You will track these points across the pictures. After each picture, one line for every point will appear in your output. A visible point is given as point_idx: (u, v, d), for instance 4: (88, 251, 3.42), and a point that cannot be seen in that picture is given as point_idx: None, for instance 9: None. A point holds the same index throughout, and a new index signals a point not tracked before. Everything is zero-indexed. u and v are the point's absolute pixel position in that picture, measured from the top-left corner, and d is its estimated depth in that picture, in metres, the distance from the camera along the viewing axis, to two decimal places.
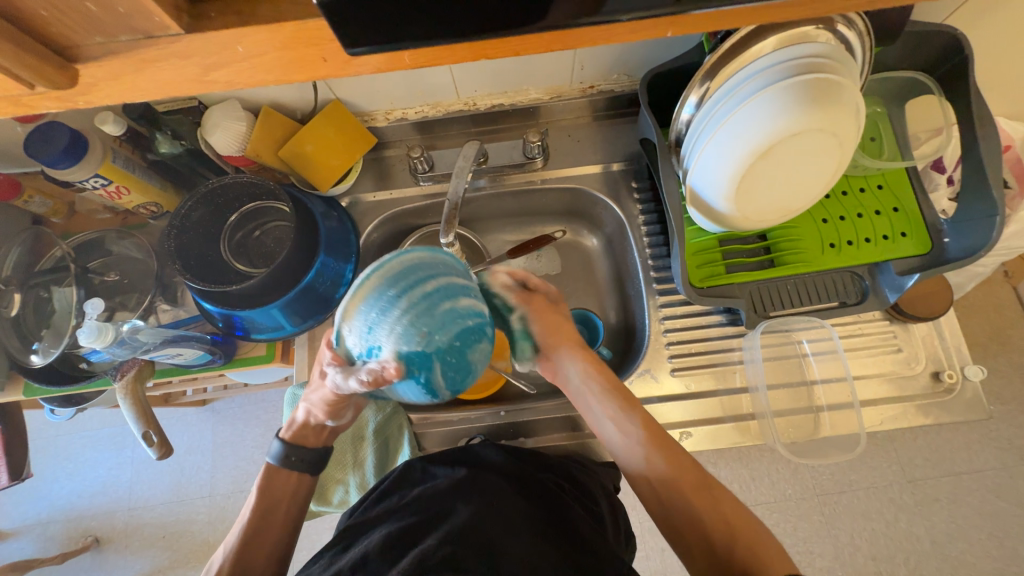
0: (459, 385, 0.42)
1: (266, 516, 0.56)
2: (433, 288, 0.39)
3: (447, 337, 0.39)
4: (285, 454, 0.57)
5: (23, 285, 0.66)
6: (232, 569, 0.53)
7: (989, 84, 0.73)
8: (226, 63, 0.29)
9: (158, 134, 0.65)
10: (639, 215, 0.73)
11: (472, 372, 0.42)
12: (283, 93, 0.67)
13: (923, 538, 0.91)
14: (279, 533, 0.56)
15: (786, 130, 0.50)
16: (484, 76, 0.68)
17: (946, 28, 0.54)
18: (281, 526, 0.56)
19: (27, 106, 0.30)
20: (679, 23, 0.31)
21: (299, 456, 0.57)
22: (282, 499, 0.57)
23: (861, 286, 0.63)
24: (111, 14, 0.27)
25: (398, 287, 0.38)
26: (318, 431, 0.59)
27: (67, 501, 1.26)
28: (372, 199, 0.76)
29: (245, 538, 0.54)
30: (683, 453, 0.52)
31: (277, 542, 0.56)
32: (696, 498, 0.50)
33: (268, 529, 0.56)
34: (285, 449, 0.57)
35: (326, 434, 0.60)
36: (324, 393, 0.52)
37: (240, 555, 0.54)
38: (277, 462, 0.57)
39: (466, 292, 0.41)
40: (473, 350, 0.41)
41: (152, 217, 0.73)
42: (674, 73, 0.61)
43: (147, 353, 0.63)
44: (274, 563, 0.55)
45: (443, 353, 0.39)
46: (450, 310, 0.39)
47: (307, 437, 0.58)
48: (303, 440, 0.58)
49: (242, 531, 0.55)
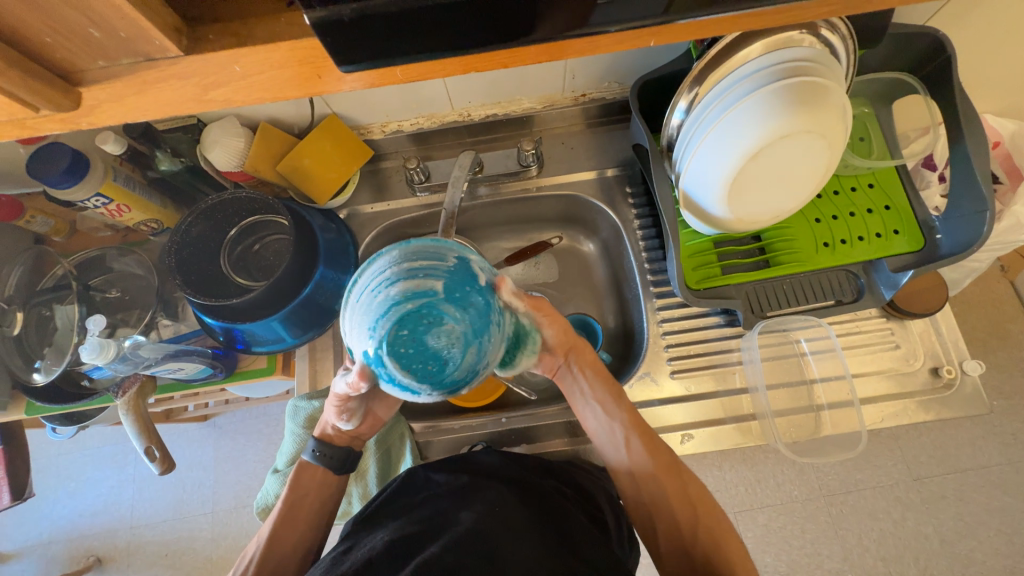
0: (436, 373, 0.42)
1: (292, 510, 0.56)
2: (377, 282, 0.43)
3: (389, 325, 0.41)
4: (315, 450, 0.57)
5: (26, 304, 0.67)
6: (261, 561, 0.54)
7: (974, 82, 0.74)
8: (224, 82, 0.30)
9: (158, 152, 0.66)
10: (634, 219, 0.74)
11: (446, 357, 0.42)
12: (280, 109, 0.68)
13: (931, 537, 0.90)
14: (306, 526, 0.56)
15: (759, 137, 0.52)
16: (478, 87, 0.69)
17: (928, 30, 0.56)
18: (307, 519, 0.57)
19: (31, 129, 0.31)
20: (663, 33, 0.32)
21: (330, 453, 0.57)
22: (308, 494, 0.57)
23: (856, 284, 0.64)
24: (113, 38, 0.28)
25: (354, 296, 0.44)
26: (342, 432, 0.59)
27: (70, 521, 1.25)
28: (369, 210, 0.77)
29: (274, 532, 0.55)
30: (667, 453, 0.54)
31: (305, 534, 0.56)
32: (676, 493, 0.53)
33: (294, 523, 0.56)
34: (314, 445, 0.57)
35: (352, 437, 0.60)
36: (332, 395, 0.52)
37: (269, 547, 0.54)
38: (309, 459, 0.57)
39: (408, 278, 0.42)
40: (431, 334, 0.41)
41: (153, 234, 0.74)
42: (663, 80, 0.63)
43: (148, 369, 0.64)
44: (301, 556, 0.56)
45: (393, 343, 0.41)
46: (390, 299, 0.41)
47: (334, 436, 0.58)
48: (330, 439, 0.58)
49: (271, 523, 0.55)
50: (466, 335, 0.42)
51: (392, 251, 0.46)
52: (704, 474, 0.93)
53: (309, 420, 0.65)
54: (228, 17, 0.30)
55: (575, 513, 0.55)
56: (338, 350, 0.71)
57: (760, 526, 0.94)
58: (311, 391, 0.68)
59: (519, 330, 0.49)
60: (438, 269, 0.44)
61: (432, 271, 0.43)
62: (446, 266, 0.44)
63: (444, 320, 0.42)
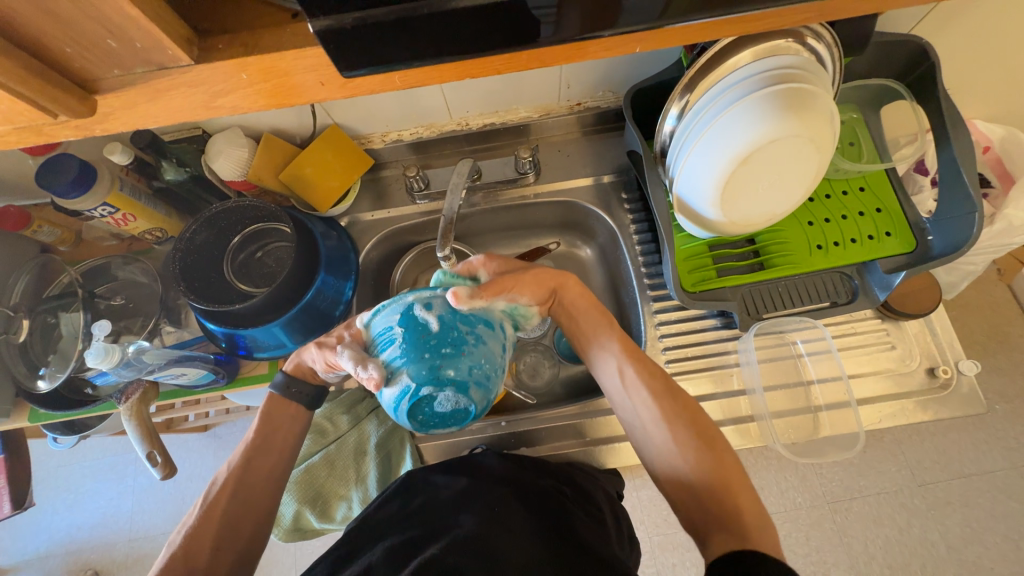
0: (468, 416, 0.43)
1: (267, 442, 0.55)
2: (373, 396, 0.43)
3: (410, 420, 0.42)
4: (285, 385, 0.57)
5: (32, 311, 0.68)
6: (232, 485, 0.52)
7: (960, 89, 0.76)
8: (231, 90, 0.32)
9: (164, 161, 0.68)
10: (631, 224, 0.75)
11: (465, 408, 0.42)
12: (283, 120, 0.70)
13: (937, 543, 0.90)
14: (279, 455, 0.55)
15: (739, 150, 0.53)
16: (476, 97, 0.71)
17: (912, 38, 0.57)
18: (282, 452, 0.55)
19: (47, 135, 0.32)
20: (652, 39, 0.33)
21: (300, 389, 0.57)
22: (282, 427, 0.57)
23: (850, 286, 0.65)
24: (128, 49, 0.29)
25: None
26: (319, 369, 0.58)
27: (68, 533, 1.24)
28: (370, 218, 0.78)
29: (245, 459, 0.53)
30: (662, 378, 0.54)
31: (277, 463, 0.55)
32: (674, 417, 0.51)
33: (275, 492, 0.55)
34: (287, 381, 0.56)
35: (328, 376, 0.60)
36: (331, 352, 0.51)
37: (242, 474, 0.53)
38: (277, 391, 0.56)
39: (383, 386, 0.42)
40: (436, 406, 0.42)
41: (157, 242, 0.75)
42: (656, 88, 0.64)
43: (151, 374, 0.64)
44: (273, 483, 0.54)
45: (423, 426, 0.43)
46: (392, 406, 0.42)
47: (307, 373, 0.58)
48: (305, 376, 0.58)
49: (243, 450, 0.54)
50: (462, 391, 0.41)
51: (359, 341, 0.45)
52: None
53: None
54: (236, 30, 0.32)
55: (574, 515, 0.55)
56: None
57: None
58: None
59: (489, 312, 0.46)
60: (395, 350, 0.41)
61: (394, 360, 0.41)
62: (398, 339, 0.41)
63: (435, 392, 0.40)
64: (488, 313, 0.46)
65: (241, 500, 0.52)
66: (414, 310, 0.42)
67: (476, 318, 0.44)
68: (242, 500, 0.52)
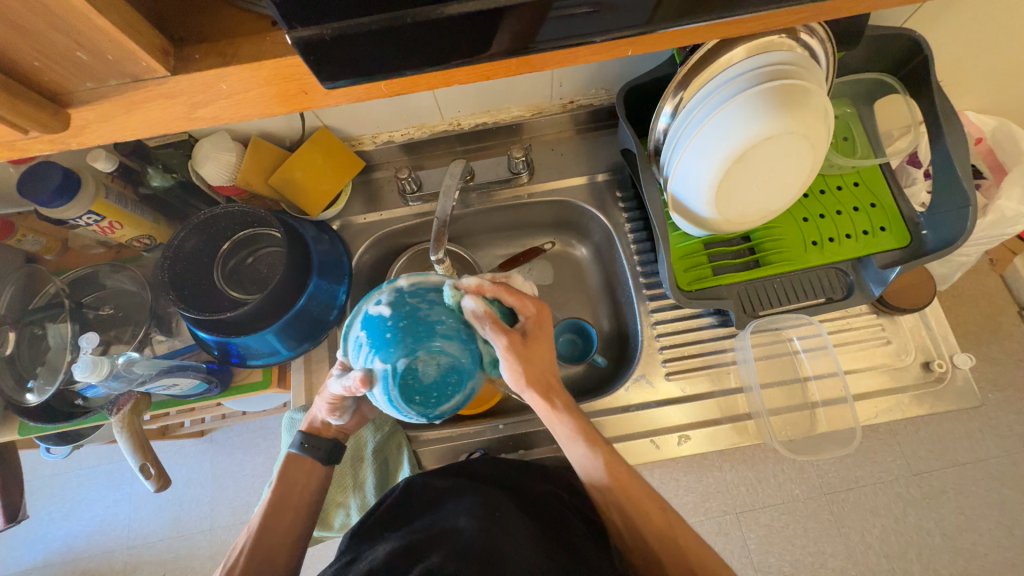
0: (459, 373, 0.48)
1: (285, 496, 0.56)
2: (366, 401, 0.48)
3: (410, 404, 0.47)
4: (301, 441, 0.58)
5: (18, 323, 0.67)
6: (249, 553, 0.53)
7: (953, 81, 0.75)
8: (211, 100, 0.31)
9: (150, 168, 0.67)
10: (625, 223, 0.74)
11: (446, 365, 0.47)
12: (271, 124, 0.69)
13: (933, 532, 0.91)
14: (294, 515, 0.56)
15: (729, 150, 0.53)
16: (467, 98, 0.70)
17: (906, 31, 0.57)
18: (297, 507, 0.56)
19: (21, 150, 0.31)
20: (642, 43, 0.33)
21: (314, 444, 0.58)
22: (298, 483, 0.58)
23: (846, 281, 0.65)
24: (101, 61, 0.28)
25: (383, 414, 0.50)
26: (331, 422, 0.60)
27: (65, 542, 1.23)
28: (362, 221, 0.77)
29: (262, 521, 0.55)
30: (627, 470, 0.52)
31: (293, 523, 0.56)
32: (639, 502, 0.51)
33: (283, 512, 0.56)
34: (302, 437, 0.58)
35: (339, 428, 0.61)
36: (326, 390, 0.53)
37: (259, 538, 0.54)
38: (295, 449, 0.58)
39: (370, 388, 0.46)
40: (423, 375, 0.46)
41: (146, 249, 0.74)
42: (649, 85, 0.64)
43: (143, 385, 0.63)
44: (292, 540, 0.56)
45: (429, 407, 0.47)
46: (390, 401, 0.46)
47: (319, 429, 0.60)
48: (319, 430, 0.59)
49: (260, 515, 0.55)
50: (436, 354, 0.46)
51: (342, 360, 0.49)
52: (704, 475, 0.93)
53: None
54: (215, 39, 0.31)
55: (572, 519, 0.55)
56: (334, 361, 0.71)
57: (763, 526, 0.94)
58: (307, 403, 0.68)
59: (440, 281, 0.51)
60: (365, 347, 0.47)
61: (367, 359, 0.46)
62: (363, 337, 0.47)
63: (411, 363, 0.46)
64: (435, 283, 0.50)
65: (259, 564, 0.53)
66: (370, 307, 0.48)
67: (426, 289, 0.49)
68: (259, 566, 0.53)
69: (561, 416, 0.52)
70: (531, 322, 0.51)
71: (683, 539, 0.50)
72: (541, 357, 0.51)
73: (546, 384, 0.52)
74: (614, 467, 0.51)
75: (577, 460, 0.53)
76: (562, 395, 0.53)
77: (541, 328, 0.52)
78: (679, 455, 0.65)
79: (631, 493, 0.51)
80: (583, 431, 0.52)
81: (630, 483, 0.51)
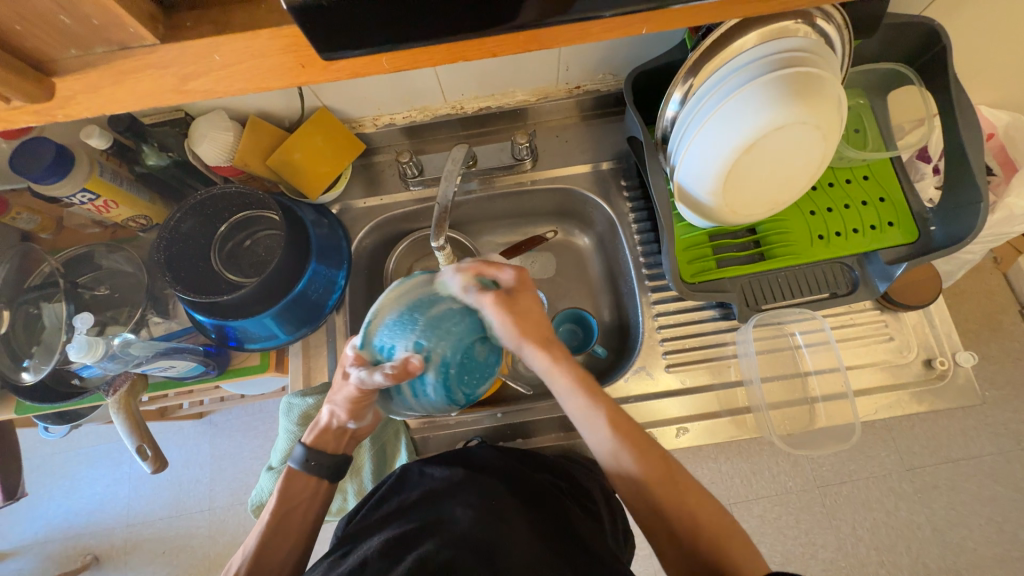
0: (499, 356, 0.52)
1: (285, 518, 0.55)
2: (414, 393, 0.49)
3: (460, 386, 0.49)
4: (305, 459, 0.57)
5: (12, 303, 0.66)
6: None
7: (970, 74, 0.73)
8: (204, 72, 0.30)
9: (145, 146, 0.65)
10: (629, 213, 0.73)
11: (491, 349, 0.51)
12: (269, 103, 0.67)
13: (923, 525, 0.91)
14: (295, 538, 0.56)
15: (738, 141, 0.52)
16: (471, 79, 0.69)
17: (924, 20, 0.55)
18: (298, 531, 0.56)
19: (5, 121, 0.30)
20: (656, 20, 0.31)
21: (319, 461, 0.57)
22: (300, 503, 0.57)
23: (851, 277, 0.64)
24: (86, 27, 0.27)
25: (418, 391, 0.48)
26: (338, 436, 0.59)
27: (66, 520, 1.24)
28: (362, 205, 0.76)
29: (262, 544, 0.54)
30: (641, 433, 0.50)
31: (292, 549, 0.56)
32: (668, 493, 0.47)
33: (284, 534, 0.55)
34: (306, 454, 0.56)
35: (346, 441, 0.60)
36: (346, 392, 0.53)
37: (255, 563, 0.53)
38: (298, 466, 0.57)
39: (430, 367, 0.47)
40: (476, 356, 0.49)
41: (142, 230, 0.73)
42: (657, 71, 0.62)
43: (139, 366, 0.63)
44: (290, 567, 0.55)
45: (470, 391, 0.50)
46: (440, 383, 0.48)
47: (326, 443, 0.58)
48: (324, 446, 0.58)
49: (259, 538, 0.54)
50: (479, 340, 0.50)
51: (369, 345, 0.48)
52: (700, 466, 0.94)
53: (303, 417, 0.64)
54: (206, 6, 0.30)
55: (570, 507, 0.55)
56: (332, 346, 0.70)
57: (756, 517, 0.95)
58: (304, 388, 0.67)
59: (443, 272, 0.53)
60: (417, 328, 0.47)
61: (417, 342, 0.47)
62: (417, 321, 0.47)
63: (466, 345, 0.48)
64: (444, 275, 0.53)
65: None
66: (412, 297, 0.49)
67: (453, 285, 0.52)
68: None
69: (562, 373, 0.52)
70: (513, 281, 0.52)
71: (684, 490, 0.47)
72: (530, 306, 0.53)
73: (541, 336, 0.52)
74: (624, 427, 0.50)
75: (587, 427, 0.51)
76: (558, 351, 0.53)
77: (523, 281, 0.53)
78: (676, 448, 0.65)
79: (635, 446, 0.49)
80: (585, 385, 0.51)
81: (644, 448, 0.49)
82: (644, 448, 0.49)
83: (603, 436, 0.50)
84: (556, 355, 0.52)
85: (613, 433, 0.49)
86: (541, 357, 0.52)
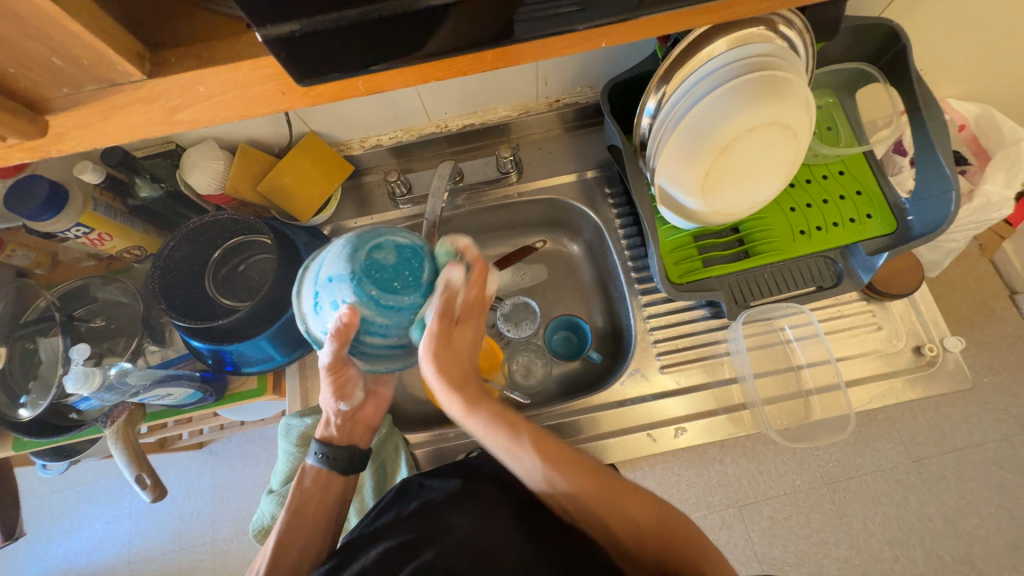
0: (416, 250, 0.46)
1: (303, 506, 0.56)
2: (380, 341, 0.45)
3: (401, 294, 0.44)
4: (320, 453, 0.57)
5: (8, 338, 0.66)
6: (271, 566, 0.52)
7: (935, 69, 0.76)
8: (189, 103, 0.31)
9: (138, 179, 0.66)
10: (615, 219, 0.75)
11: (403, 247, 0.46)
12: (258, 130, 0.69)
13: (934, 517, 0.90)
14: (314, 530, 0.56)
15: (710, 146, 0.55)
16: (453, 98, 0.71)
17: (882, 20, 0.58)
18: (310, 530, 0.55)
19: (2, 158, 0.32)
20: (614, 33, 0.33)
21: (336, 453, 0.57)
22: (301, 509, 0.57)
23: (835, 269, 0.65)
24: (76, 67, 0.28)
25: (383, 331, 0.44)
26: (344, 427, 0.59)
27: (66, 560, 1.22)
28: (354, 225, 0.78)
29: (281, 537, 0.54)
30: (585, 461, 0.49)
31: (313, 539, 0.56)
32: (620, 518, 0.48)
33: (302, 526, 0.55)
34: (319, 449, 0.57)
35: (356, 429, 0.61)
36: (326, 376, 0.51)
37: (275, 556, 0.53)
38: (315, 461, 0.58)
39: (362, 307, 0.43)
40: (386, 262, 0.44)
41: (136, 261, 0.74)
42: (632, 81, 0.64)
43: (135, 396, 0.64)
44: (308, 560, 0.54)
45: (413, 287, 0.44)
46: (382, 308, 0.43)
47: (337, 435, 0.59)
48: (336, 437, 0.59)
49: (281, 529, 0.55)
50: (374, 250, 0.44)
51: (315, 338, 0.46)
52: (705, 469, 0.93)
53: (302, 438, 0.65)
54: (190, 42, 0.31)
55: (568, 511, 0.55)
56: None
57: (766, 518, 0.94)
58: (302, 409, 0.68)
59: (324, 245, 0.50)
60: (322, 294, 0.43)
61: (336, 305, 0.43)
62: (320, 287, 0.44)
63: (365, 261, 0.43)
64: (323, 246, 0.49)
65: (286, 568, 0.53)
66: (309, 280, 0.46)
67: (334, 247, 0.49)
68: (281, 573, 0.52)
69: (481, 422, 0.48)
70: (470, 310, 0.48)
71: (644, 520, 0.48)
72: (463, 342, 0.48)
73: (465, 384, 0.48)
74: (559, 464, 0.48)
75: (522, 471, 0.49)
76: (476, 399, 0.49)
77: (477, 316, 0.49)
78: (676, 448, 0.65)
79: (556, 466, 0.48)
80: (513, 431, 0.49)
81: (591, 485, 0.48)
82: (585, 476, 0.48)
83: (537, 478, 0.49)
84: (479, 405, 0.49)
85: (547, 472, 0.48)
86: (460, 405, 0.48)
